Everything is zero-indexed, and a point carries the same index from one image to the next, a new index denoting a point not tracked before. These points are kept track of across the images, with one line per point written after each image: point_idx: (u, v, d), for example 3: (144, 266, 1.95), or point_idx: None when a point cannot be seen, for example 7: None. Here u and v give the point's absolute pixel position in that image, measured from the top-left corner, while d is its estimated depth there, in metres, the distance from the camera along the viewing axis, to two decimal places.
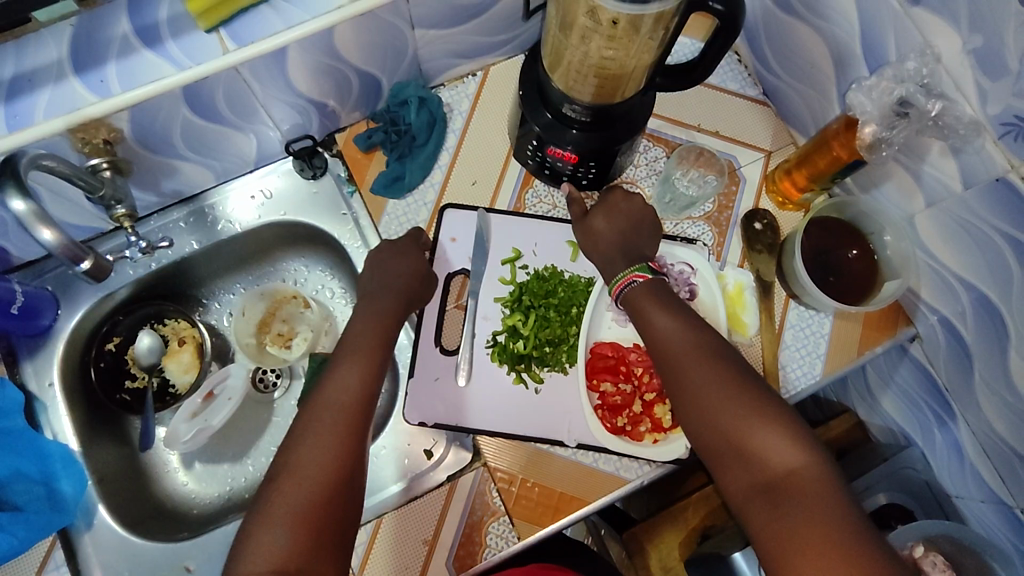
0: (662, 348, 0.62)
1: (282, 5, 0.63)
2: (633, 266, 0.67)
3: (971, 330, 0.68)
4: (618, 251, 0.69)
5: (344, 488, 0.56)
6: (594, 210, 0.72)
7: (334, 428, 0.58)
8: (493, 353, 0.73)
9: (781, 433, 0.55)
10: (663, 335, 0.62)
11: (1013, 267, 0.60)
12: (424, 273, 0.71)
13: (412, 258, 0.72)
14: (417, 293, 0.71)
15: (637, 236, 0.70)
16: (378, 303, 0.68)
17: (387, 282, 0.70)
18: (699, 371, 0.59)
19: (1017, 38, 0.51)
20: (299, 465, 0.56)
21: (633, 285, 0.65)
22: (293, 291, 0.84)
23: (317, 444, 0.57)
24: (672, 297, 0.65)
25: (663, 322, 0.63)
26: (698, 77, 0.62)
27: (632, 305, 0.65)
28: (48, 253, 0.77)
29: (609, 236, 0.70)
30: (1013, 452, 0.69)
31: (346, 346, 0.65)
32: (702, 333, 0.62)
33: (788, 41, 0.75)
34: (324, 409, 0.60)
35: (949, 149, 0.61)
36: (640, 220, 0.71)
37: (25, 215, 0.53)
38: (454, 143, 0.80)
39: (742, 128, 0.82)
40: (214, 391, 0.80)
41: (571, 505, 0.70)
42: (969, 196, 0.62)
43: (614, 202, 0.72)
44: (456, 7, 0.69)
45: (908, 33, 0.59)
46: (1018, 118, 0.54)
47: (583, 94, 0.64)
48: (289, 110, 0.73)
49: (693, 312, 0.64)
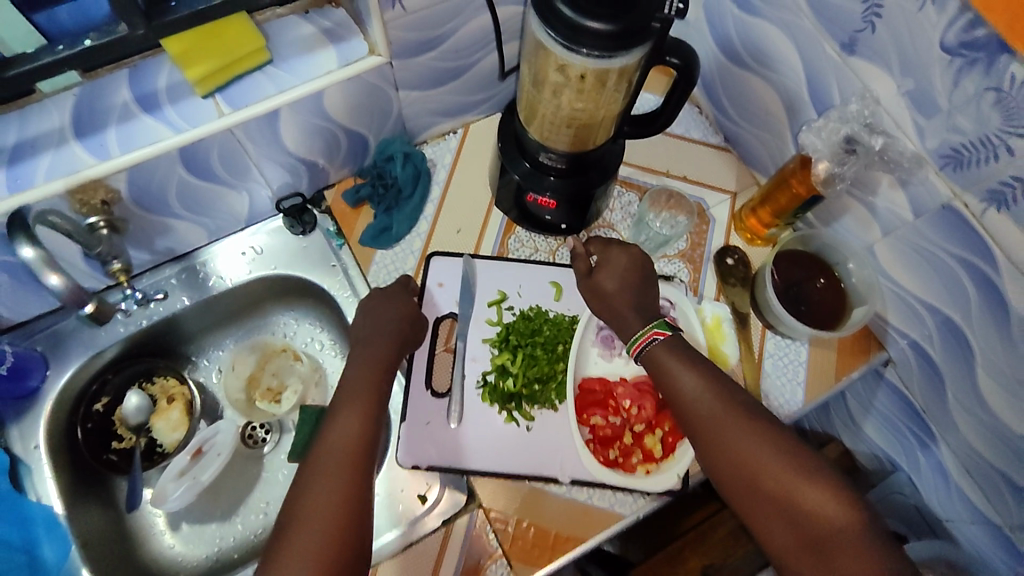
0: (685, 402, 0.62)
1: (275, 72, 0.67)
2: (652, 322, 0.67)
3: (939, 351, 0.72)
4: (632, 311, 0.70)
5: (351, 536, 0.56)
6: (600, 269, 0.73)
7: (337, 475, 0.59)
8: (483, 393, 0.74)
9: (819, 485, 0.55)
10: (686, 389, 0.62)
11: (969, 288, 0.65)
12: (414, 316, 0.74)
13: (405, 303, 0.74)
14: (411, 338, 0.73)
15: (644, 289, 0.72)
16: (374, 348, 0.70)
17: (381, 328, 0.71)
18: (725, 421, 0.60)
19: (943, 82, 0.57)
20: (304, 517, 0.56)
21: (654, 342, 0.66)
22: (282, 344, 0.87)
23: (320, 494, 0.57)
24: (689, 351, 0.65)
25: (686, 378, 0.63)
26: (662, 124, 0.67)
27: (649, 362, 0.66)
28: (59, 309, 0.78)
29: (614, 290, 0.71)
30: (994, 468, 0.72)
31: (344, 391, 0.66)
32: (725, 386, 0.62)
33: (742, 93, 0.81)
34: (328, 455, 0.60)
35: (897, 181, 0.67)
36: (641, 275, 0.73)
37: (34, 261, 0.56)
38: (438, 195, 0.84)
39: (708, 173, 0.88)
40: (203, 448, 0.81)
41: (566, 545, 0.69)
42: (921, 224, 0.67)
43: (614, 254, 0.73)
44: (437, 70, 0.74)
45: (849, 80, 0.66)
46: (954, 150, 0.60)
47: (557, 143, 0.68)
48: (281, 169, 0.77)
49: (709, 361, 0.65)
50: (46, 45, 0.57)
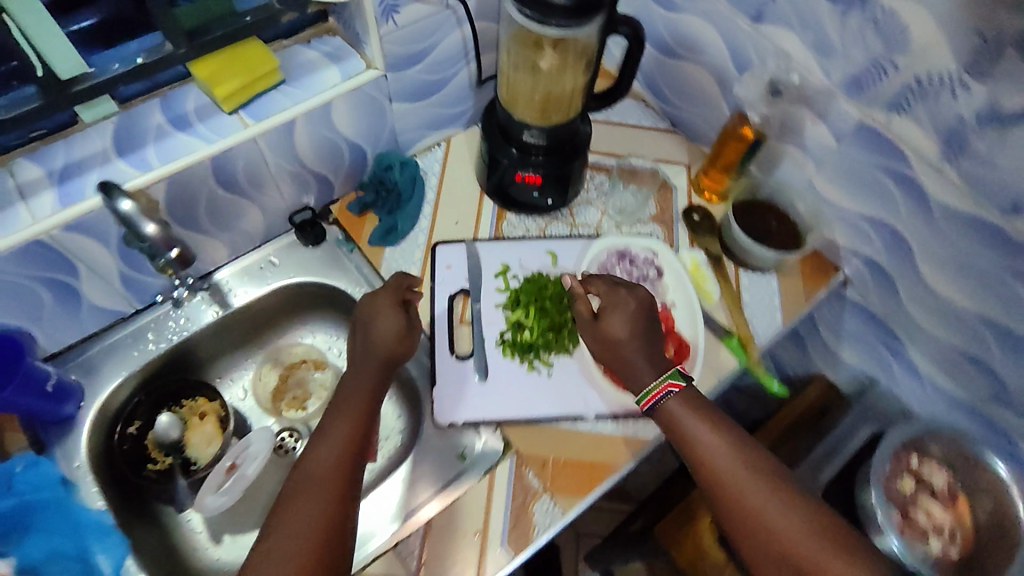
0: (705, 461, 0.65)
1: (289, 89, 0.76)
2: (665, 374, 0.69)
3: (886, 256, 0.84)
4: (642, 358, 0.71)
5: (331, 548, 0.60)
6: (607, 314, 0.74)
7: (324, 487, 0.63)
8: (505, 349, 0.82)
9: (844, 556, 0.59)
10: (705, 447, 0.66)
11: (895, 192, 0.78)
12: (405, 332, 0.74)
13: (393, 314, 0.75)
14: (401, 356, 0.74)
15: (651, 337, 0.73)
16: (363, 368, 0.72)
17: (370, 347, 0.73)
18: (743, 478, 0.64)
19: (833, 25, 0.72)
20: (288, 529, 0.60)
21: (670, 396, 0.68)
22: (302, 355, 0.93)
23: (305, 507, 0.61)
24: (706, 408, 0.68)
25: (709, 441, 0.66)
26: (623, 93, 0.80)
27: (666, 416, 0.68)
28: (146, 306, 0.86)
29: (623, 333, 0.72)
30: (957, 351, 0.82)
31: (337, 405, 0.71)
32: (747, 450, 0.66)
33: (680, 78, 0.96)
34: (316, 469, 0.64)
35: (818, 117, 0.81)
36: (647, 318, 0.74)
37: (132, 211, 0.62)
38: (433, 196, 0.94)
39: (663, 151, 1.01)
40: (237, 462, 0.83)
41: (600, 474, 0.75)
42: (845, 148, 0.80)
43: (620, 305, 0.74)
44: (422, 82, 0.86)
45: (762, 43, 0.81)
46: (855, 76, 0.74)
47: (536, 119, 0.80)
48: (294, 184, 0.86)
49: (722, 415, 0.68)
50: (101, 67, 0.64)
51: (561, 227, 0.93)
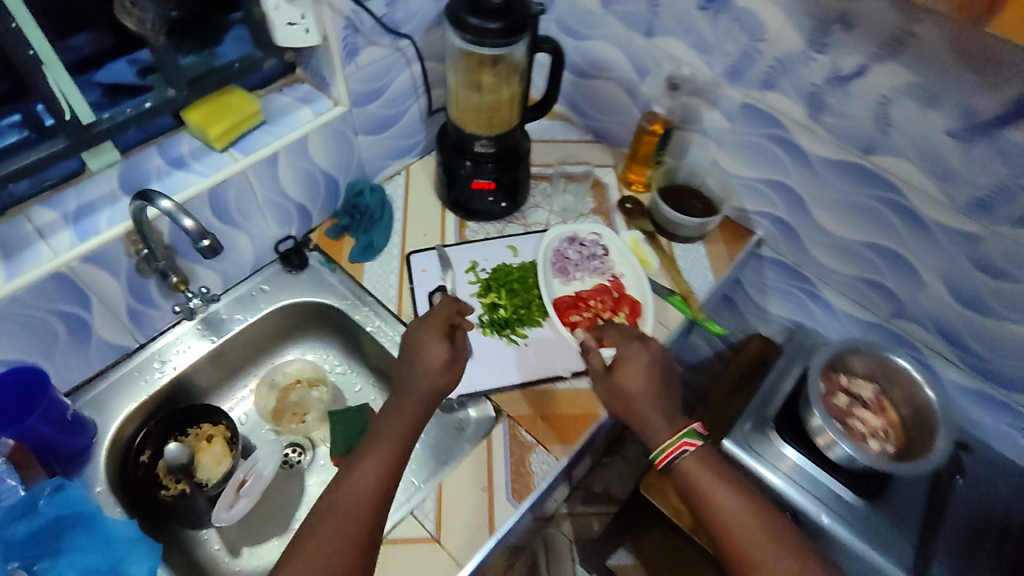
0: (721, 521, 0.70)
1: (270, 128, 0.88)
2: (681, 433, 0.74)
3: (786, 211, 1.01)
4: (655, 412, 0.76)
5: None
6: (621, 365, 0.80)
7: (350, 519, 0.65)
8: (485, 329, 0.93)
9: None
10: (722, 506, 0.70)
11: (781, 154, 0.96)
12: (450, 363, 0.77)
13: (440, 344, 0.78)
14: (443, 386, 0.76)
15: (663, 390, 0.78)
16: (408, 396, 0.75)
17: (417, 375, 0.76)
18: (759, 541, 0.68)
19: (707, 29, 0.92)
20: (311, 554, 0.62)
21: (685, 453, 0.73)
22: (296, 377, 1.01)
23: (328, 535, 0.64)
24: (719, 465, 0.73)
25: (725, 501, 0.70)
26: (552, 102, 0.96)
27: (684, 473, 0.73)
28: (147, 340, 0.92)
29: (635, 384, 0.77)
30: (857, 278, 0.99)
31: (376, 432, 0.73)
32: (762, 515, 0.70)
33: (596, 95, 1.14)
34: (346, 498, 0.66)
35: (710, 105, 0.99)
36: (662, 375, 0.79)
37: (171, 208, 0.66)
38: (401, 215, 1.06)
39: (593, 158, 1.17)
40: (246, 479, 0.88)
41: (583, 422, 0.86)
42: (736, 126, 0.98)
43: (634, 357, 0.80)
44: (382, 116, 1.00)
45: (657, 52, 1.00)
46: (732, 66, 0.93)
47: (483, 129, 0.95)
48: (277, 214, 0.96)
49: (738, 476, 0.73)
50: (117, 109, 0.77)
51: (517, 227, 1.06)
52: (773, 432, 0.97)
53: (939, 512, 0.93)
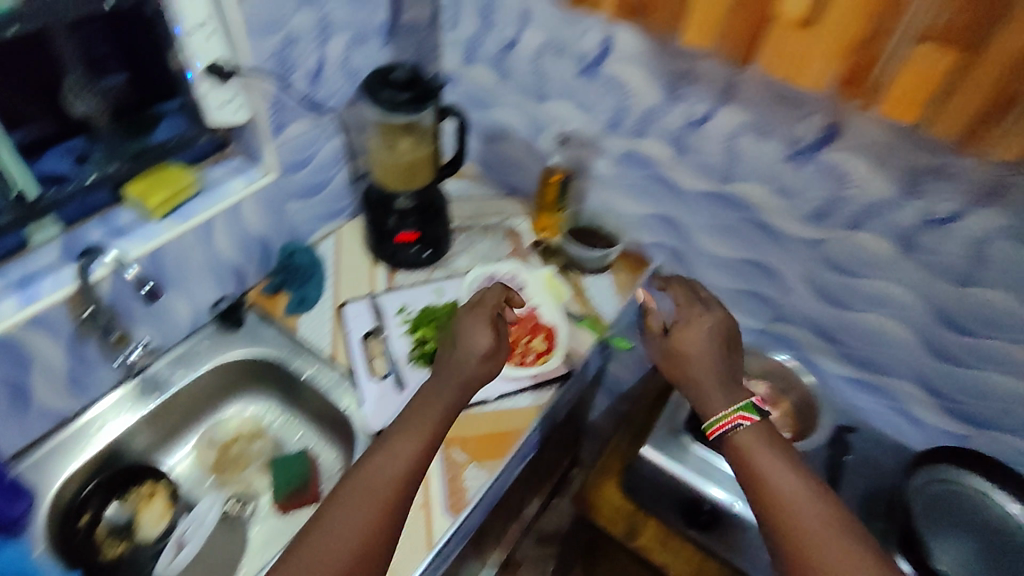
0: (777, 497, 0.73)
1: (205, 197, 0.97)
2: (737, 408, 0.80)
3: (674, 239, 1.17)
4: (711, 378, 0.84)
5: (369, 553, 0.67)
6: (681, 329, 0.89)
7: (381, 495, 0.71)
8: (417, 362, 1.01)
9: None
10: (780, 485, 0.73)
11: (661, 191, 1.12)
12: (493, 350, 0.84)
13: (487, 330, 0.86)
14: (483, 372, 0.83)
15: (720, 355, 0.86)
16: (450, 378, 0.82)
17: (461, 359, 0.83)
18: (810, 518, 0.70)
19: (585, 92, 1.09)
20: (340, 525, 0.68)
21: (738, 427, 0.78)
22: (235, 433, 1.06)
23: (360, 508, 0.69)
24: (776, 446, 0.77)
25: (785, 481, 0.73)
26: (462, 161, 1.09)
27: (733, 444, 0.78)
28: (87, 404, 0.95)
29: (692, 346, 0.86)
30: (741, 290, 1.15)
31: (415, 409, 0.80)
32: (827, 500, 0.72)
33: (504, 155, 1.30)
34: (381, 475, 0.72)
35: (599, 154, 1.16)
36: (722, 340, 0.88)
37: (118, 259, 0.85)
38: (333, 270, 1.15)
39: (508, 209, 1.31)
40: (184, 537, 0.91)
41: (508, 438, 0.94)
42: (622, 170, 1.14)
43: (694, 323, 0.89)
44: (311, 183, 1.11)
45: (550, 115, 1.17)
46: (610, 120, 1.10)
47: (400, 183, 1.06)
48: (215, 276, 1.03)
49: (799, 459, 0.76)
50: (61, 184, 0.86)
51: (442, 273, 1.17)
52: (686, 436, 1.09)
53: (836, 486, 1.05)
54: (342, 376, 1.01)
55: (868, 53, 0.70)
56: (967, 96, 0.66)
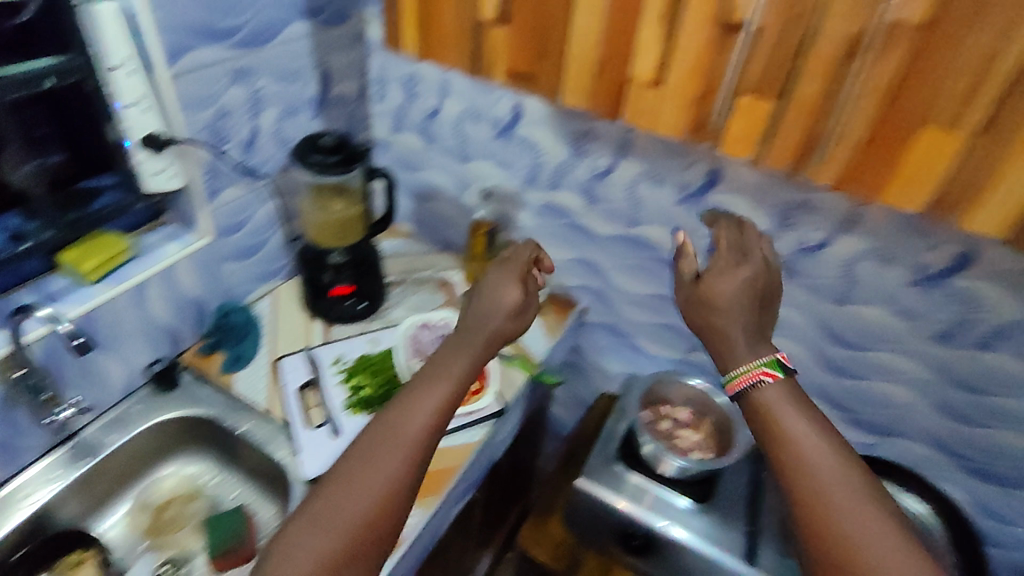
0: (796, 452, 0.72)
1: (140, 261, 1.01)
2: (761, 363, 0.78)
3: (594, 281, 1.27)
4: (740, 333, 0.82)
5: (391, 508, 0.71)
6: (712, 278, 0.87)
7: (406, 450, 0.74)
8: (352, 409, 1.04)
9: (895, 549, 0.64)
10: (802, 442, 0.72)
11: (577, 237, 1.22)
12: (513, 313, 0.91)
13: (514, 288, 0.93)
14: (509, 330, 0.91)
15: (752, 304, 0.84)
16: (474, 335, 0.88)
17: (489, 314, 0.90)
18: (830, 475, 0.70)
19: (502, 151, 1.20)
20: (366, 477, 0.71)
21: (761, 381, 0.77)
22: (170, 496, 1.06)
23: (385, 464, 0.72)
24: (799, 401, 0.76)
25: (807, 438, 0.72)
26: (391, 217, 1.17)
27: (754, 401, 0.77)
28: (13, 473, 0.94)
29: (723, 294, 0.85)
30: (658, 325, 1.24)
31: (433, 369, 0.84)
32: (844, 457, 0.71)
33: (435, 213, 1.39)
34: (404, 429, 0.75)
35: (520, 206, 1.26)
36: (757, 292, 0.86)
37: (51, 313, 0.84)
38: (270, 328, 1.19)
39: (441, 262, 1.39)
40: None
41: (442, 477, 0.98)
42: (541, 220, 1.25)
43: (727, 273, 0.87)
44: (246, 245, 1.16)
45: (473, 173, 1.27)
46: (527, 175, 1.20)
47: (334, 240, 1.12)
48: (149, 338, 1.06)
49: (824, 418, 0.75)
50: None
51: (377, 325, 1.23)
52: (618, 464, 1.15)
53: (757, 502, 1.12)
54: (278, 429, 1.03)
55: (703, 110, 0.78)
56: (785, 138, 0.74)
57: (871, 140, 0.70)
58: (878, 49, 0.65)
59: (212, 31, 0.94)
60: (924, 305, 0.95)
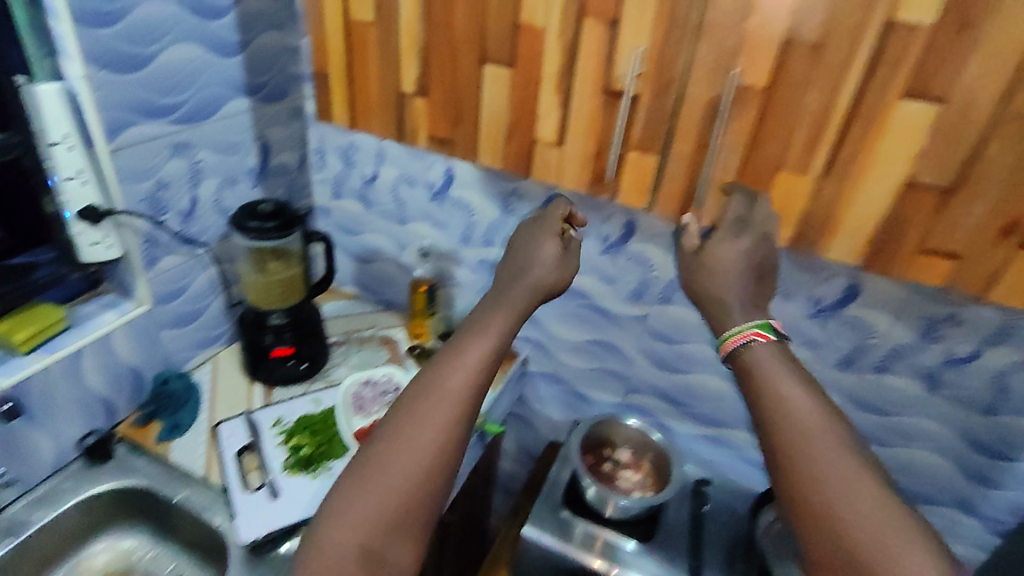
0: (782, 406, 0.66)
1: (74, 330, 1.01)
2: (755, 325, 0.74)
3: (532, 331, 1.32)
4: (738, 308, 0.77)
5: (436, 468, 0.69)
6: (713, 245, 0.79)
7: (448, 407, 0.72)
8: (291, 469, 1.04)
9: (878, 505, 0.58)
10: (787, 396, 0.66)
11: None
12: (563, 265, 0.89)
13: (555, 242, 0.90)
14: (556, 276, 0.87)
15: (753, 273, 0.79)
16: (517, 287, 0.85)
17: (537, 263, 0.88)
18: (815, 429, 0.64)
19: (437, 213, 1.27)
20: (404, 437, 0.70)
21: (753, 343, 0.72)
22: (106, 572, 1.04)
23: (423, 422, 0.71)
24: (788, 361, 0.70)
25: (794, 395, 0.66)
26: (331, 278, 1.21)
27: (743, 359, 0.72)
28: None
29: (723, 263, 0.79)
30: (594, 370, 1.30)
31: (472, 323, 0.81)
32: (833, 414, 0.65)
33: (377, 274, 1.43)
34: (444, 385, 0.73)
35: (457, 264, 1.32)
36: (756, 269, 0.80)
37: None
38: (209, 395, 1.19)
39: (384, 322, 1.43)
40: None
41: None
42: (478, 276, 1.31)
43: (732, 238, 0.79)
44: (185, 313, 1.17)
45: (411, 234, 1.33)
46: (461, 235, 1.27)
47: (274, 301, 1.15)
48: (82, 410, 1.04)
49: (815, 382, 0.68)
50: None
51: (319, 385, 1.24)
52: (563, 510, 1.17)
53: (698, 537, 1.16)
54: (216, 495, 1.02)
55: (599, 165, 0.83)
56: (671, 182, 0.79)
57: (740, 176, 0.75)
58: (733, 105, 0.71)
59: (153, 108, 1.00)
60: (825, 335, 1.04)
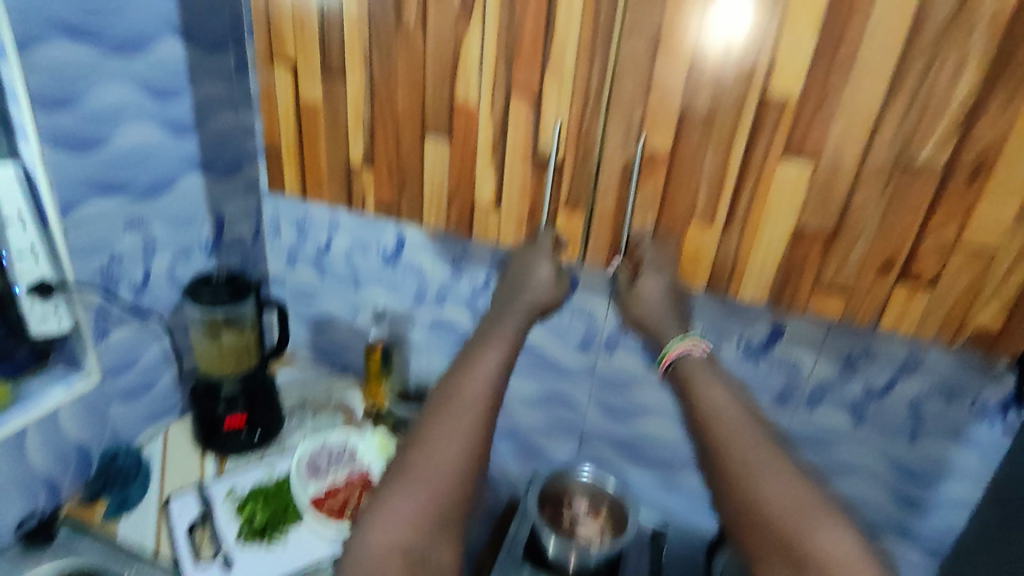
0: (706, 404, 0.76)
1: (15, 408, 0.98)
2: (692, 338, 0.85)
3: None
4: (673, 326, 0.88)
5: (466, 470, 0.76)
6: (643, 276, 0.87)
7: (473, 416, 0.79)
8: (244, 539, 1.03)
9: (786, 477, 0.68)
10: (710, 395, 0.77)
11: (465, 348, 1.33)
12: (556, 285, 0.93)
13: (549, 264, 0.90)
14: (546, 299, 0.93)
15: (678, 299, 0.88)
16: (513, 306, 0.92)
17: (531, 286, 0.92)
18: (733, 419, 0.74)
19: (388, 277, 1.31)
20: (433, 447, 0.76)
21: (686, 356, 0.83)
22: None
23: (449, 432, 0.77)
24: (715, 369, 0.81)
25: (714, 394, 0.77)
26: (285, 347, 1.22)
27: (677, 369, 0.83)
28: None
29: (653, 295, 0.88)
30: (548, 422, 1.34)
31: (476, 344, 0.86)
32: (748, 407, 0.76)
33: (333, 339, 1.45)
34: (465, 398, 0.80)
35: (411, 325, 1.35)
36: (680, 295, 0.87)
37: None
38: (159, 468, 1.17)
39: (340, 386, 1.44)
40: None
41: None
42: (431, 336, 1.34)
43: (661, 271, 0.85)
44: (134, 386, 1.17)
45: (364, 299, 1.36)
46: (413, 297, 1.31)
47: (227, 366, 1.17)
48: (23, 491, 1.01)
49: (736, 386, 0.79)
50: None
51: (273, 453, 1.23)
52: (525, 567, 1.16)
53: None
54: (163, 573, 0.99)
55: (533, 222, 0.90)
56: (599, 234, 0.86)
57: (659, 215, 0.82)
58: (642, 177, 0.81)
59: (106, 188, 1.03)
60: (758, 374, 1.11)
